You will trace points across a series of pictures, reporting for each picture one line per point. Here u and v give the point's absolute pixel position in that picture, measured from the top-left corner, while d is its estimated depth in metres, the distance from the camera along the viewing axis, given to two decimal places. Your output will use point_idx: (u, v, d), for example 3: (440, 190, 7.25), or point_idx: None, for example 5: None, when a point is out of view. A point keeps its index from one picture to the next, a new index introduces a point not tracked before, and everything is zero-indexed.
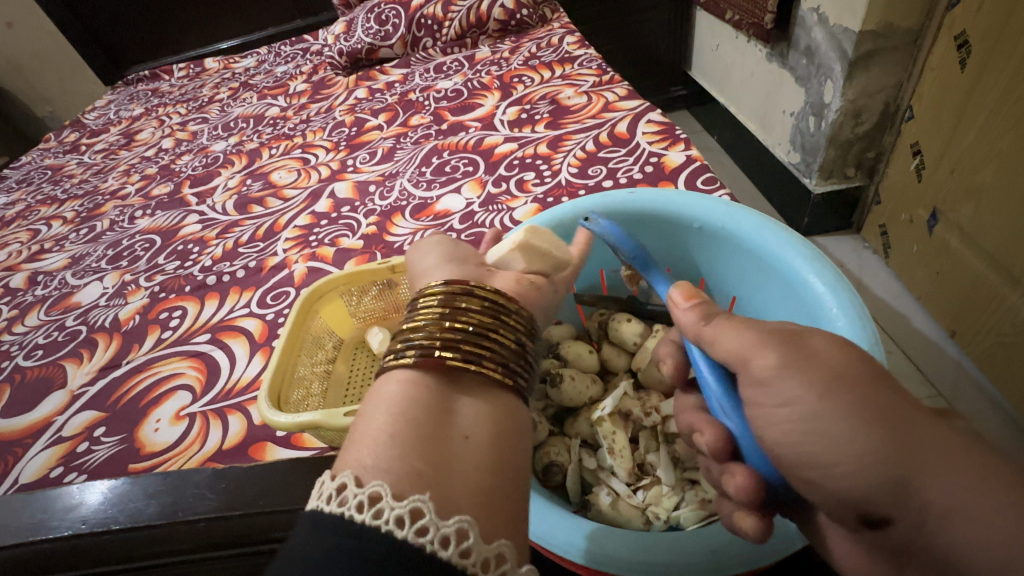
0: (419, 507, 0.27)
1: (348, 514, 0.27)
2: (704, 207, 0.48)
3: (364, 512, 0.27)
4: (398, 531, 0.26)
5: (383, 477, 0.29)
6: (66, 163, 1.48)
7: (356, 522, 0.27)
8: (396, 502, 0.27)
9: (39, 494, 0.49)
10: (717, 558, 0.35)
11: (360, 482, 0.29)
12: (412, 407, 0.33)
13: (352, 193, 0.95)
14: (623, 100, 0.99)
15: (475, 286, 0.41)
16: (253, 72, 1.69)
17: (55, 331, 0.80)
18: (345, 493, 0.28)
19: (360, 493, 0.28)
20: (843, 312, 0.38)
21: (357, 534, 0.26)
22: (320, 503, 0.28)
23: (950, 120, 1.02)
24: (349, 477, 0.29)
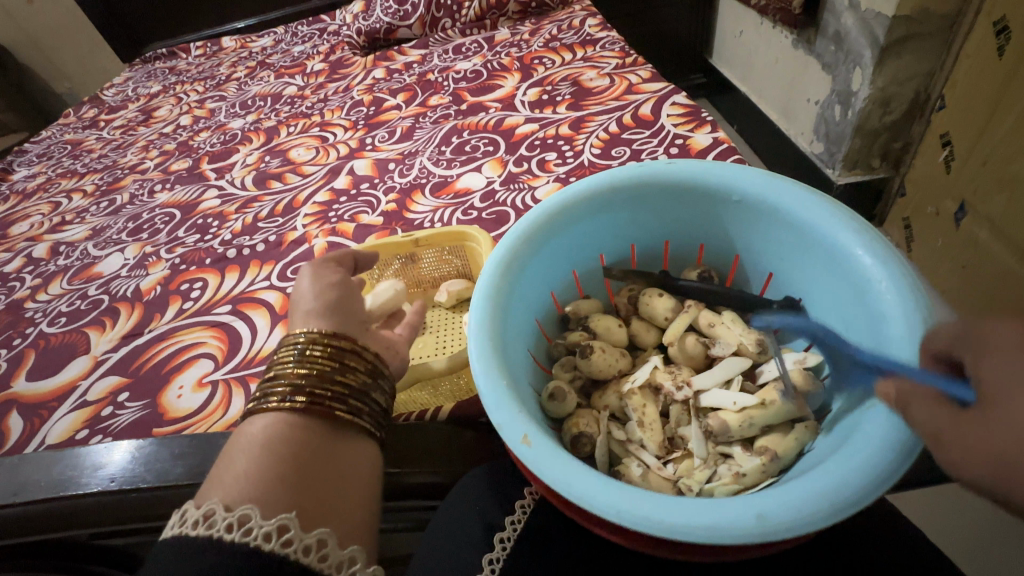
0: (285, 523, 0.32)
1: (215, 535, 0.31)
2: (744, 178, 0.47)
3: (233, 532, 0.31)
4: (264, 545, 0.31)
5: (252, 502, 0.33)
6: (85, 138, 1.49)
7: (218, 540, 0.31)
8: (263, 523, 0.31)
9: (67, 452, 0.50)
10: (762, 522, 0.30)
11: (226, 506, 0.32)
12: (282, 448, 0.36)
13: (371, 171, 0.95)
14: (646, 82, 0.97)
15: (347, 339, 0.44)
16: (270, 51, 1.68)
17: (78, 300, 0.81)
18: (210, 519, 0.32)
19: (228, 517, 0.31)
20: (893, 289, 0.38)
21: (226, 550, 0.30)
22: (183, 527, 0.32)
23: (984, 111, 0.99)
24: (213, 505, 0.32)
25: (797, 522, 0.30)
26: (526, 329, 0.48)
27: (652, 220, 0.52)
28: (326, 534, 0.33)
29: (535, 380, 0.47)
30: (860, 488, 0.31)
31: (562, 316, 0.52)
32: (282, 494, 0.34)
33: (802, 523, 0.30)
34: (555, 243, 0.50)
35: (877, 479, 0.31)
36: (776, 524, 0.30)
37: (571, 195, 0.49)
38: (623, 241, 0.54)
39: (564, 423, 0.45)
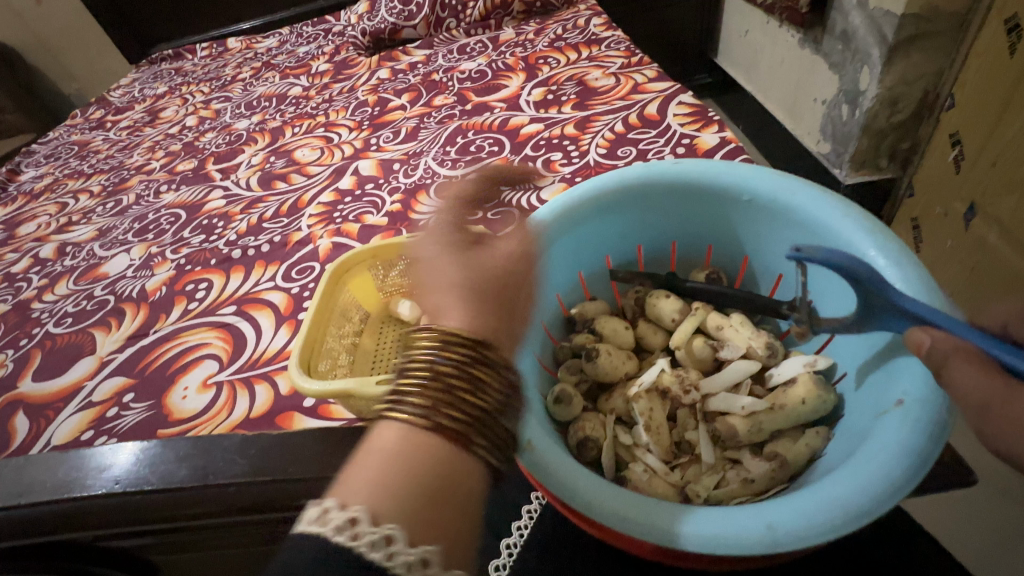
0: (391, 534, 0.28)
1: (326, 533, 0.28)
2: (754, 179, 0.46)
3: (343, 534, 0.28)
4: (367, 551, 0.28)
5: (362, 503, 0.30)
6: (92, 139, 1.49)
7: (312, 535, 0.28)
8: (374, 528, 0.28)
9: (73, 453, 0.50)
10: (772, 532, 0.30)
11: (342, 504, 0.30)
12: (402, 451, 0.32)
13: (376, 171, 0.95)
14: (652, 82, 0.97)
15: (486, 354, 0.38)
16: (275, 52, 1.69)
17: (84, 300, 0.81)
18: (325, 517, 0.29)
19: (339, 516, 0.29)
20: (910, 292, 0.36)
21: (336, 551, 0.28)
22: (302, 523, 0.29)
23: (994, 110, 0.98)
24: (327, 503, 0.30)
25: (808, 532, 0.29)
26: (532, 333, 0.47)
27: (659, 221, 0.52)
28: (432, 555, 0.29)
29: (541, 384, 0.46)
30: (872, 499, 0.30)
31: (568, 318, 0.51)
32: (400, 498, 0.30)
33: (813, 534, 0.30)
34: (561, 247, 0.49)
35: (892, 489, 0.30)
36: (785, 535, 0.30)
37: (576, 198, 0.48)
38: (628, 242, 0.53)
39: (570, 426, 0.45)
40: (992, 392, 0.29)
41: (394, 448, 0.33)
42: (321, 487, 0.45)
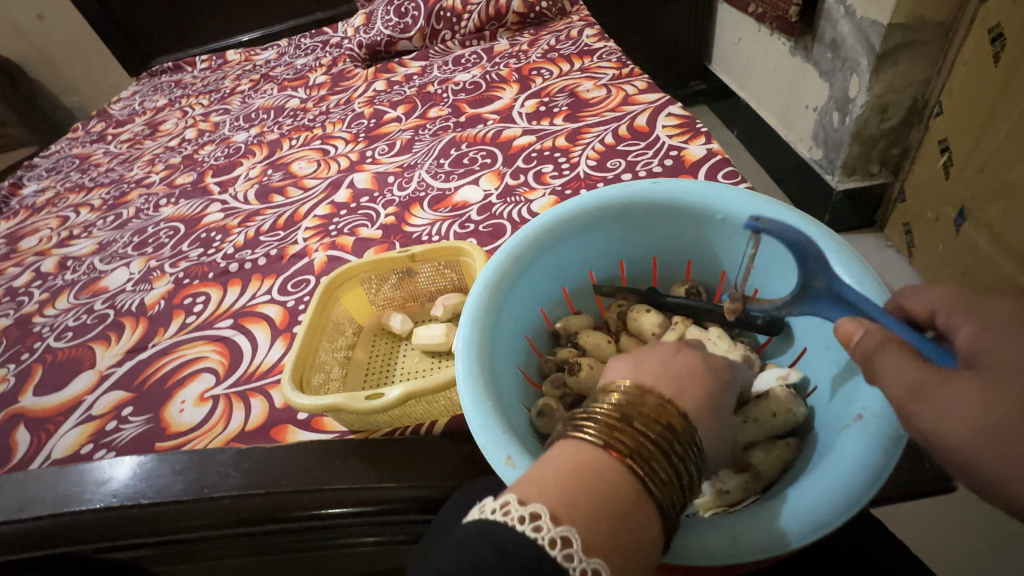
0: (569, 536, 0.27)
1: (541, 545, 0.27)
2: (729, 197, 0.48)
3: (558, 552, 0.26)
4: (550, 550, 0.26)
5: (542, 500, 0.28)
6: (93, 152, 1.52)
7: (519, 536, 0.27)
8: (587, 559, 0.27)
9: (73, 468, 0.51)
10: (736, 545, 0.31)
11: (552, 514, 0.28)
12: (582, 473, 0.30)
13: (371, 184, 0.96)
14: (642, 93, 0.98)
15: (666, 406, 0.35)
16: (273, 64, 1.71)
17: (84, 314, 0.83)
18: (506, 509, 0.28)
19: (553, 531, 0.27)
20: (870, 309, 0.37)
21: (516, 544, 0.27)
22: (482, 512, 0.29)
23: (981, 117, 1.00)
24: (541, 508, 0.28)
25: (770, 543, 0.31)
26: (515, 349, 0.48)
27: (640, 238, 0.53)
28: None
29: (524, 397, 0.48)
30: (829, 511, 0.32)
31: (553, 332, 0.53)
32: (599, 524, 0.28)
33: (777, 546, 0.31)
34: (540, 266, 0.50)
35: (850, 499, 0.32)
36: (750, 546, 0.31)
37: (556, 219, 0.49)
38: (610, 259, 0.55)
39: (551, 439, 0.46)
40: (924, 377, 0.29)
41: (586, 471, 0.30)
42: (320, 499, 0.46)
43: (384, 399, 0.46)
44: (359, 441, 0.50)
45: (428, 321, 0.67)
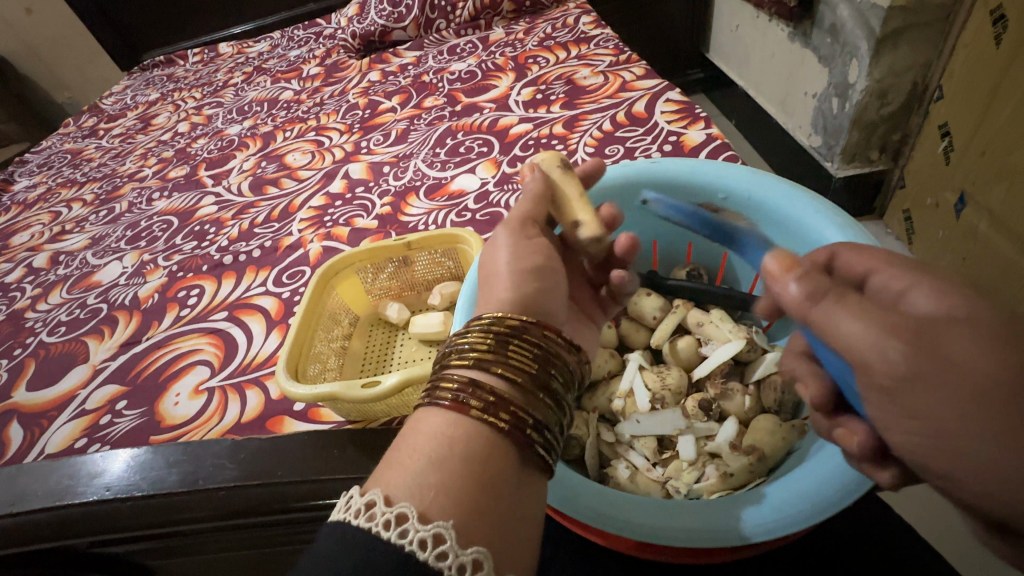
0: (440, 534, 0.28)
1: (410, 550, 0.27)
2: (727, 175, 0.48)
3: (427, 552, 0.27)
4: (419, 553, 0.27)
5: (411, 499, 0.29)
6: (85, 147, 1.50)
7: (385, 542, 0.27)
8: (460, 552, 0.28)
9: (64, 461, 0.51)
10: (743, 524, 0.33)
11: (421, 516, 0.29)
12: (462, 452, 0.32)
13: (366, 174, 0.95)
14: (640, 80, 0.97)
15: (517, 337, 0.37)
16: (266, 56, 1.69)
17: (77, 309, 0.82)
18: (371, 512, 0.29)
19: (422, 531, 0.28)
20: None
21: (383, 550, 0.27)
22: (346, 515, 0.29)
23: (983, 100, 0.98)
24: (409, 509, 0.28)
25: (776, 523, 0.33)
26: None
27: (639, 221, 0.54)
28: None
29: None
30: (837, 490, 0.33)
31: None
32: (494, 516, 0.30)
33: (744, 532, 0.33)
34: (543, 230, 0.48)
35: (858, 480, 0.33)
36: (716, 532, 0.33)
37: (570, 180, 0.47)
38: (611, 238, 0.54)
39: None
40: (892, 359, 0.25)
41: (464, 449, 0.32)
42: (318, 490, 0.45)
43: (382, 386, 0.45)
44: (356, 430, 0.49)
45: (425, 311, 0.66)
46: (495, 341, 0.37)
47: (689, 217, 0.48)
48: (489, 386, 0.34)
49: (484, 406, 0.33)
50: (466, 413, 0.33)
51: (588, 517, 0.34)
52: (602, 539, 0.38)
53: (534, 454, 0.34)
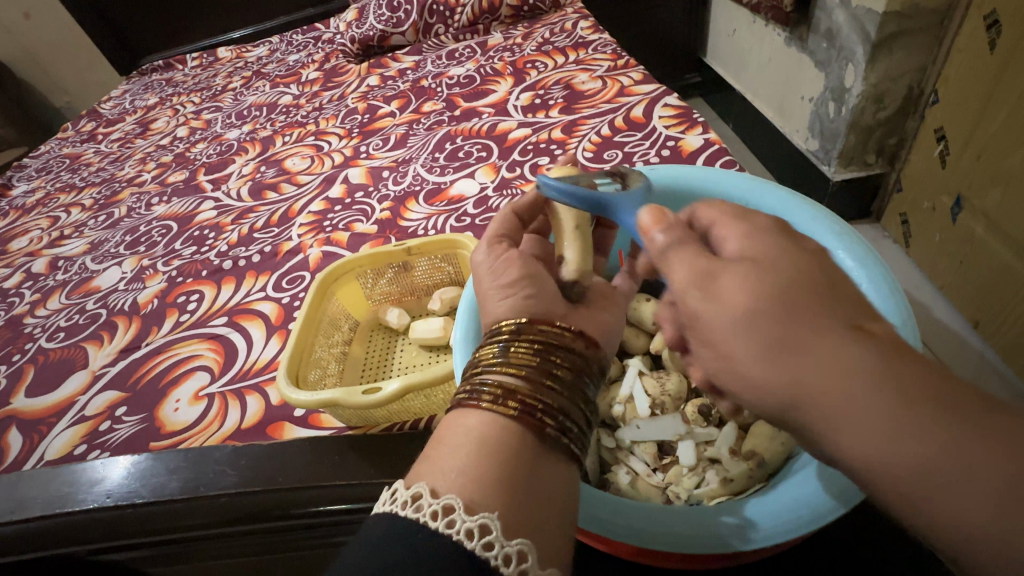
0: (486, 524, 0.28)
1: (458, 539, 0.28)
2: (730, 184, 0.49)
3: (475, 542, 0.28)
4: (467, 542, 0.28)
5: (454, 492, 0.30)
6: (83, 152, 1.50)
7: (434, 532, 0.28)
8: (506, 542, 0.28)
9: (65, 468, 0.51)
10: (742, 528, 0.33)
11: (467, 507, 0.29)
12: (484, 445, 0.33)
13: (365, 179, 0.95)
14: (638, 84, 0.98)
15: (537, 333, 0.38)
16: (265, 61, 1.69)
17: (76, 314, 0.82)
18: (418, 502, 0.29)
19: (469, 522, 0.28)
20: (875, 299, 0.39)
21: (431, 539, 0.28)
22: (392, 507, 0.30)
23: (978, 104, 0.99)
24: (455, 501, 0.29)
25: (778, 528, 0.33)
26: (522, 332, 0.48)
27: None
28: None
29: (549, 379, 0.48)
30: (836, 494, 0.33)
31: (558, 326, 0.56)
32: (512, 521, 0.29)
33: (742, 525, 0.34)
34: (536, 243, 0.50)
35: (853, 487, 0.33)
36: (703, 537, 0.33)
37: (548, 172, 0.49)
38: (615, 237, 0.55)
39: None
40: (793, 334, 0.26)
41: (490, 442, 0.33)
42: (320, 496, 0.45)
43: (382, 393, 0.45)
44: (357, 437, 0.49)
45: (424, 315, 0.67)
46: (498, 342, 0.38)
47: (568, 196, 0.44)
48: (496, 380, 0.35)
49: (494, 398, 0.34)
50: (477, 409, 0.34)
51: (593, 525, 0.34)
52: (603, 546, 0.38)
53: (550, 437, 0.34)
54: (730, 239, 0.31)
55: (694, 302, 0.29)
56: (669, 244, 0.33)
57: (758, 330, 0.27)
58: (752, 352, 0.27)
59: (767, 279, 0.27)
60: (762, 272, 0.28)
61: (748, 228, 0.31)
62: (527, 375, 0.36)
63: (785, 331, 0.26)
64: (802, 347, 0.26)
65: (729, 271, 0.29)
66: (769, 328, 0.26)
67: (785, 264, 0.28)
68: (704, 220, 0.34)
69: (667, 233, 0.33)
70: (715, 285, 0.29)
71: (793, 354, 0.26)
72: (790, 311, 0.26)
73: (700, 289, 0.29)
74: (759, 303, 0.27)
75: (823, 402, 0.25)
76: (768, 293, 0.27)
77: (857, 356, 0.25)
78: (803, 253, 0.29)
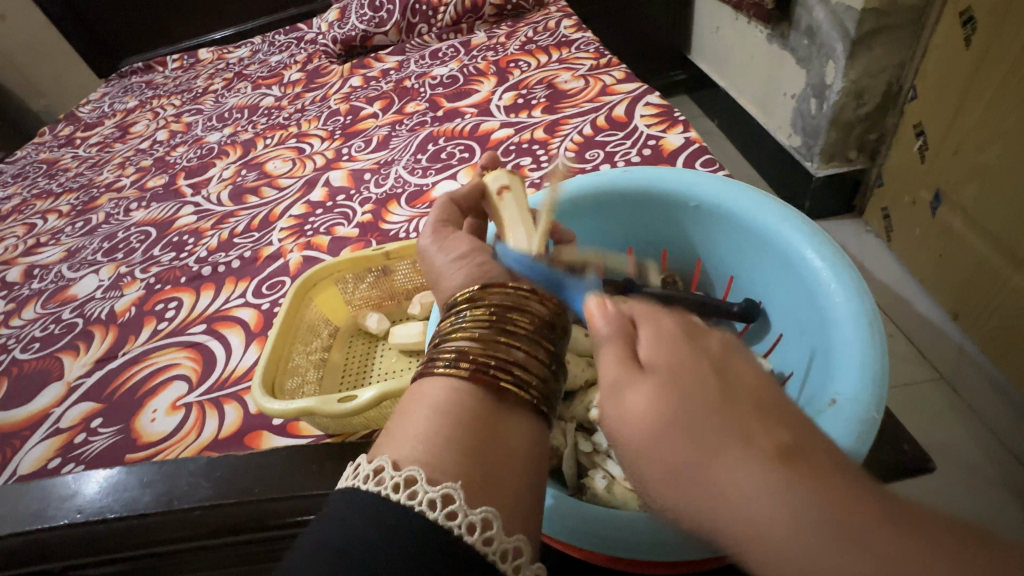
0: (449, 493, 0.28)
1: (419, 510, 0.27)
2: (702, 186, 0.52)
3: (438, 512, 0.27)
4: (429, 513, 0.27)
5: (418, 465, 0.29)
6: (61, 157, 1.47)
7: (394, 503, 0.27)
8: (467, 511, 0.27)
9: (35, 484, 0.50)
10: None
11: (429, 479, 0.28)
12: (448, 411, 0.32)
13: (347, 182, 0.94)
14: (620, 83, 0.97)
15: (496, 299, 0.37)
16: (247, 62, 1.67)
17: (52, 324, 0.80)
18: (379, 476, 0.29)
19: (430, 492, 0.28)
20: (841, 294, 0.41)
21: (392, 511, 0.27)
22: (355, 482, 0.29)
23: (955, 100, 1.00)
24: (417, 472, 0.28)
25: None
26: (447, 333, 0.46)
27: (612, 231, 0.57)
28: (524, 543, 0.28)
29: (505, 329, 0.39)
30: None
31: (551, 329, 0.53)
32: None
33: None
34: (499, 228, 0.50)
35: None
36: (687, 540, 0.34)
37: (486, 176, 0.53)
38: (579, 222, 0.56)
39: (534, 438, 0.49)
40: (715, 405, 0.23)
41: (450, 408, 0.32)
42: (297, 507, 0.45)
43: (358, 400, 0.45)
44: (334, 445, 0.48)
45: (405, 320, 0.66)
46: (456, 312, 0.38)
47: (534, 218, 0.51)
48: (450, 346, 0.35)
49: (450, 364, 0.34)
50: (433, 374, 0.34)
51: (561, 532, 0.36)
52: (576, 552, 0.39)
53: (508, 392, 0.33)
54: (641, 343, 0.29)
55: (608, 417, 0.27)
56: (602, 338, 0.30)
57: (662, 449, 0.23)
58: (661, 472, 0.24)
59: (673, 393, 0.25)
60: (667, 387, 0.25)
61: (656, 332, 0.29)
62: (481, 337, 0.35)
63: (681, 455, 0.23)
64: (702, 472, 0.22)
65: (639, 381, 0.26)
66: (669, 451, 0.23)
67: (686, 373, 0.26)
68: (630, 313, 0.32)
69: (604, 327, 0.31)
70: (621, 398, 0.26)
71: (688, 478, 0.22)
72: (680, 436, 0.23)
73: (612, 398, 0.27)
74: (659, 424, 0.24)
75: (741, 541, 0.20)
76: (668, 411, 0.24)
77: (758, 480, 0.20)
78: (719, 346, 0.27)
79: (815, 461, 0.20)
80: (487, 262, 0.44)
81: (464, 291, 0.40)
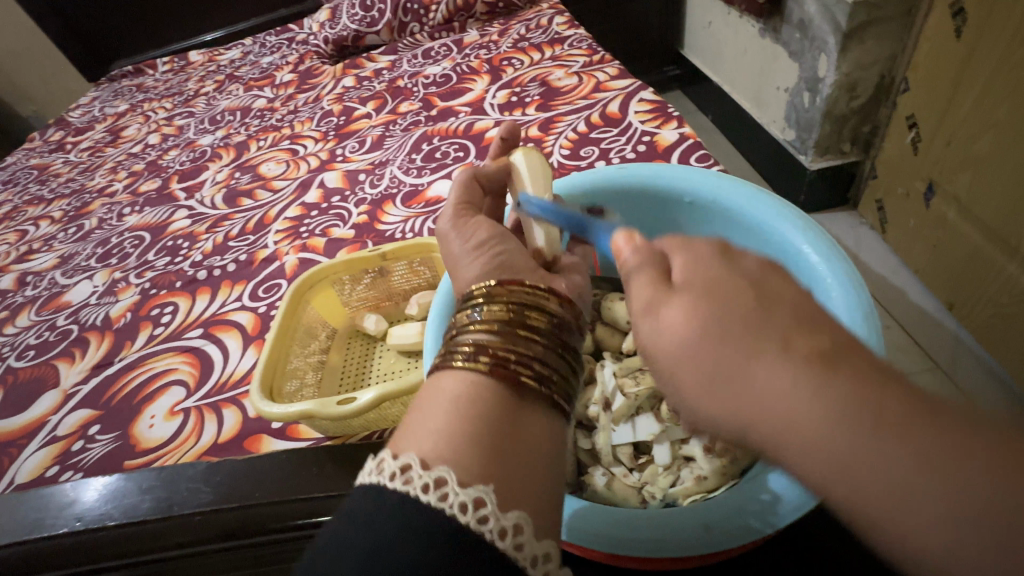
0: (520, 524, 0.27)
1: (490, 537, 0.27)
2: (695, 182, 0.52)
3: (508, 542, 0.27)
4: (500, 542, 0.27)
5: (485, 482, 0.29)
6: (52, 162, 1.45)
7: (463, 526, 0.27)
8: (529, 545, 0.27)
9: (33, 492, 0.49)
10: (709, 532, 0.34)
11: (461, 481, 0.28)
12: (469, 403, 0.32)
13: (342, 183, 0.94)
14: (614, 80, 0.97)
15: (518, 294, 0.38)
16: (238, 63, 1.66)
17: (47, 331, 0.79)
18: (445, 494, 0.27)
19: (503, 520, 0.27)
20: (837, 288, 0.41)
21: (460, 536, 0.26)
22: (414, 492, 0.27)
23: (947, 91, 1.01)
24: (487, 495, 0.28)
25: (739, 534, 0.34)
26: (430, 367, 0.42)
27: None
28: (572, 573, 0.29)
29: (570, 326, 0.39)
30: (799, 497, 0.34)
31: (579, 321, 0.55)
32: None
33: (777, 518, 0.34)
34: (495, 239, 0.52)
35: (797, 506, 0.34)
36: (679, 539, 0.34)
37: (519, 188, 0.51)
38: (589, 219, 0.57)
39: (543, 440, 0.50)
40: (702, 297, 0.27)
41: (469, 401, 0.32)
42: (300, 509, 0.45)
43: (357, 403, 0.44)
44: (334, 447, 0.48)
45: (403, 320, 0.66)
46: (473, 306, 0.38)
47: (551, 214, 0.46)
48: (468, 337, 0.36)
49: (469, 355, 0.34)
50: (451, 366, 0.35)
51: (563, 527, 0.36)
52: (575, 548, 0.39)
53: (527, 387, 0.34)
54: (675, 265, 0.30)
55: (646, 334, 0.29)
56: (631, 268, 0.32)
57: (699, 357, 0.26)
58: (698, 379, 0.26)
59: (708, 306, 0.27)
60: (701, 301, 0.27)
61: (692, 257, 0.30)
62: (500, 330, 0.36)
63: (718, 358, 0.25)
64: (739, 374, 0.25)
65: (674, 300, 0.28)
66: (704, 359, 0.26)
67: (720, 287, 0.27)
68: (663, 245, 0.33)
69: (634, 254, 0.33)
70: (657, 317, 0.28)
71: (727, 381, 0.25)
72: (716, 295, 0.27)
73: (649, 316, 0.29)
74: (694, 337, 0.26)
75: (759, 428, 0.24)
76: (701, 320, 0.26)
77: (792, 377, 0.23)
78: (745, 270, 0.28)
79: (852, 367, 0.22)
80: (484, 241, 0.44)
81: (479, 283, 0.41)
